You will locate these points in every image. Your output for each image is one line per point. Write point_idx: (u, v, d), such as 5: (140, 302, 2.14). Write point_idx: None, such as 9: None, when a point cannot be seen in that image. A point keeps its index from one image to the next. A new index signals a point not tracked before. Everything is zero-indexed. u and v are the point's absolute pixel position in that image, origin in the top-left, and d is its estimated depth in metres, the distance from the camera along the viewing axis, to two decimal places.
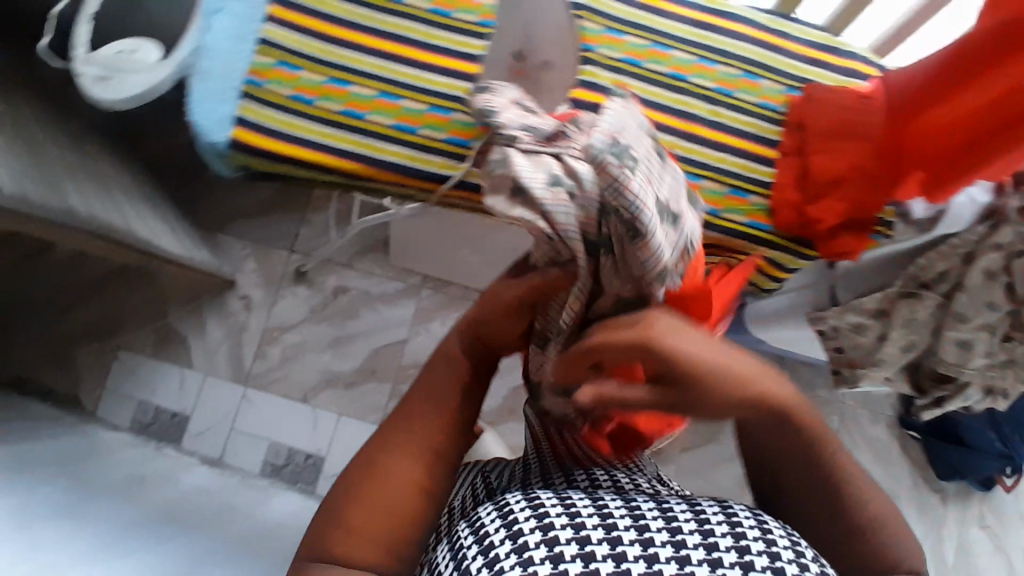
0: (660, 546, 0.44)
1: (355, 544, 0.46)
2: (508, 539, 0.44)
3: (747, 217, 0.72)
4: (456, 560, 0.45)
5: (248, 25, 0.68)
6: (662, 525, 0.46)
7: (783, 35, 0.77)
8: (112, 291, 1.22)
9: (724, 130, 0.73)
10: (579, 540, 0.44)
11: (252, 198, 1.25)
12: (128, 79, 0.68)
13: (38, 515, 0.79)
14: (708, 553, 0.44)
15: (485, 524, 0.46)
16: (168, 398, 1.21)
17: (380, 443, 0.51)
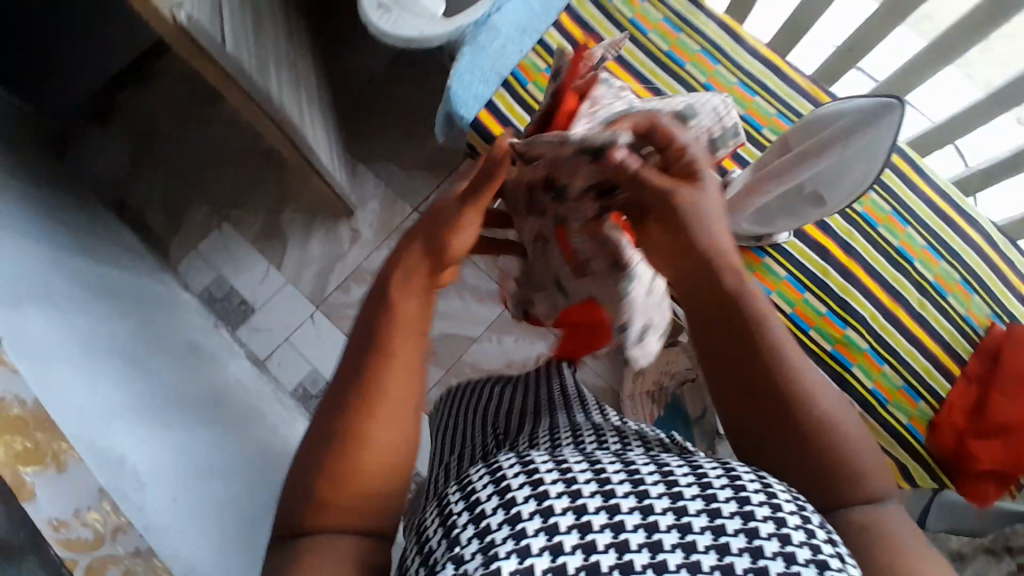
0: (660, 514, 0.30)
1: (342, 515, 0.38)
2: (501, 510, 0.31)
3: (910, 419, 0.77)
4: (440, 519, 0.33)
5: None
6: (661, 488, 0.31)
7: (1004, 256, 0.82)
8: (245, 169, 1.27)
9: (926, 326, 0.78)
10: (576, 509, 0.30)
11: (408, 149, 1.27)
12: (406, 21, 0.68)
13: (93, 343, 0.78)
14: (731, 523, 0.29)
15: (472, 479, 0.34)
16: (246, 285, 1.22)
17: (346, 406, 0.40)
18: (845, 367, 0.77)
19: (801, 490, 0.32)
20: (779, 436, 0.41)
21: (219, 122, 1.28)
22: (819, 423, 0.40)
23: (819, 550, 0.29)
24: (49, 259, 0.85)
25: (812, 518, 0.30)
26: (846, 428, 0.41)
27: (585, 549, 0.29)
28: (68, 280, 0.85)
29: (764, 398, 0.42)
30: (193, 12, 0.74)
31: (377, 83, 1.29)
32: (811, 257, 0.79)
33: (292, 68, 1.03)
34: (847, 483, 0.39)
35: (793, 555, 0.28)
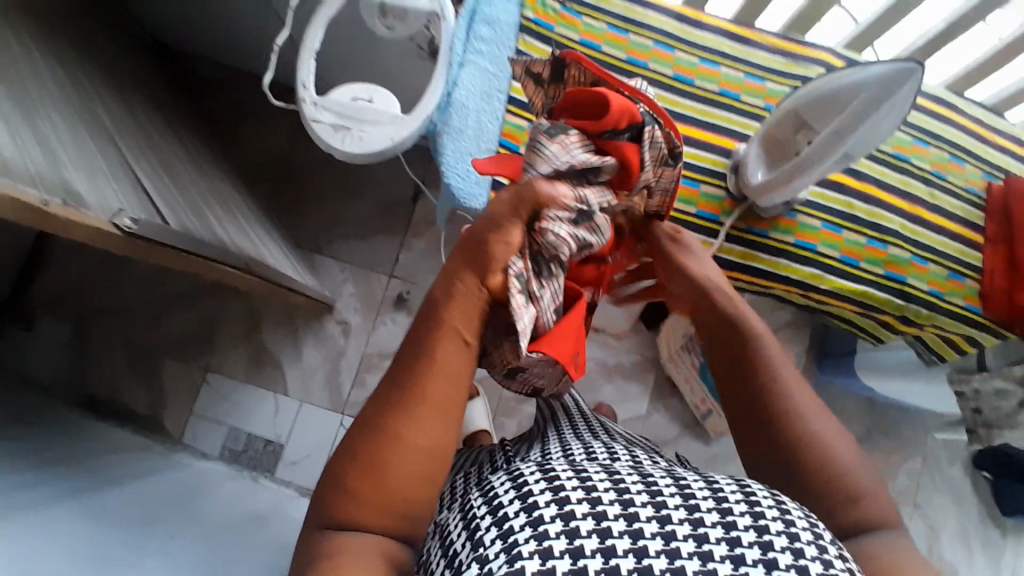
0: (674, 524, 0.37)
1: (374, 515, 0.41)
2: (523, 513, 0.38)
3: (964, 301, 0.72)
4: (469, 528, 0.40)
5: (489, 81, 0.68)
6: (675, 500, 0.39)
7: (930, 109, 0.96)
8: (202, 310, 1.19)
9: (945, 215, 0.72)
10: (596, 515, 0.37)
11: (352, 221, 1.22)
12: (373, 132, 0.63)
13: (190, 569, 0.73)
14: (723, 532, 0.37)
15: (500, 495, 0.40)
16: (262, 426, 1.15)
17: (391, 404, 0.43)
18: (899, 284, 0.71)
19: (799, 511, 0.39)
20: (772, 439, 0.48)
21: (146, 273, 1.18)
22: (811, 438, 0.47)
23: (796, 556, 0.36)
24: (88, 501, 0.78)
25: (794, 525, 0.38)
26: (838, 449, 0.46)
27: (604, 553, 0.36)
28: (119, 509, 0.79)
29: (758, 414, 0.49)
30: (133, 213, 0.65)
31: (294, 170, 1.23)
32: (832, 196, 0.70)
33: (219, 197, 0.96)
34: (842, 504, 0.45)
35: (774, 559, 0.36)
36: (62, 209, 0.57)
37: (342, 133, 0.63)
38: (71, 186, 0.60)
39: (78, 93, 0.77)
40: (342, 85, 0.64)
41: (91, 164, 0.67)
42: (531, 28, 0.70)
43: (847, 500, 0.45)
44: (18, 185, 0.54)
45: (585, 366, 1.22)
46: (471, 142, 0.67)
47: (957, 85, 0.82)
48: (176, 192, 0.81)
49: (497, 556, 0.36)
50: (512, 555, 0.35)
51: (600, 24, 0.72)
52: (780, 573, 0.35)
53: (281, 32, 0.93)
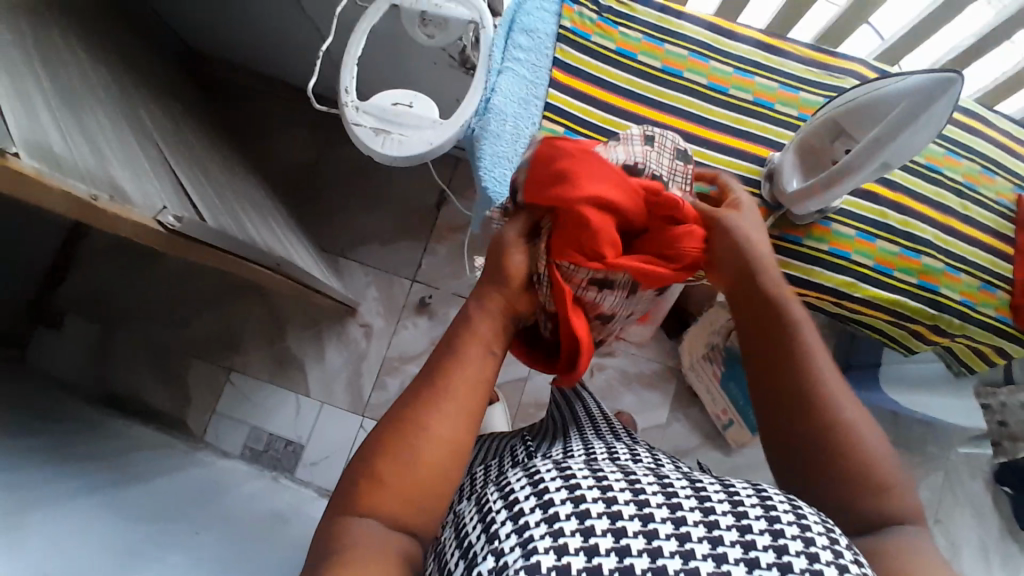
0: (689, 526, 0.36)
1: (394, 508, 0.41)
2: (538, 509, 0.37)
3: (995, 311, 0.72)
4: (484, 521, 0.39)
5: (535, 70, 0.70)
6: (691, 503, 0.38)
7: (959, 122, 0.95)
8: (226, 310, 1.20)
9: (975, 226, 0.73)
10: (611, 515, 0.36)
11: (377, 225, 1.23)
12: (413, 136, 0.63)
13: (216, 566, 0.74)
14: (737, 535, 0.36)
15: (516, 491, 0.40)
16: (283, 427, 1.16)
17: (418, 405, 0.44)
18: (931, 294, 0.71)
19: (813, 517, 0.38)
20: (795, 414, 0.47)
21: (174, 273, 1.20)
22: (840, 426, 0.46)
23: (811, 561, 0.35)
24: (116, 495, 0.78)
25: (807, 531, 0.36)
26: (864, 440, 0.46)
27: (618, 552, 0.35)
28: (145, 505, 0.79)
29: (786, 390, 0.47)
30: (175, 211, 0.66)
31: (320, 174, 1.24)
32: (864, 206, 0.71)
33: (250, 198, 0.97)
34: (855, 495, 0.44)
35: (789, 563, 0.34)
36: (111, 205, 0.58)
37: (381, 134, 0.64)
38: (118, 183, 0.62)
39: (121, 94, 0.79)
40: (384, 91, 0.65)
41: (133, 162, 0.68)
42: (568, 36, 0.71)
43: (869, 489, 0.44)
44: (69, 180, 0.55)
45: (606, 374, 1.22)
46: (509, 146, 0.68)
47: (986, 98, 0.83)
48: (210, 193, 0.82)
49: (513, 551, 0.35)
50: (527, 547, 0.35)
51: (635, 34, 0.73)
52: None
53: (315, 36, 0.95)
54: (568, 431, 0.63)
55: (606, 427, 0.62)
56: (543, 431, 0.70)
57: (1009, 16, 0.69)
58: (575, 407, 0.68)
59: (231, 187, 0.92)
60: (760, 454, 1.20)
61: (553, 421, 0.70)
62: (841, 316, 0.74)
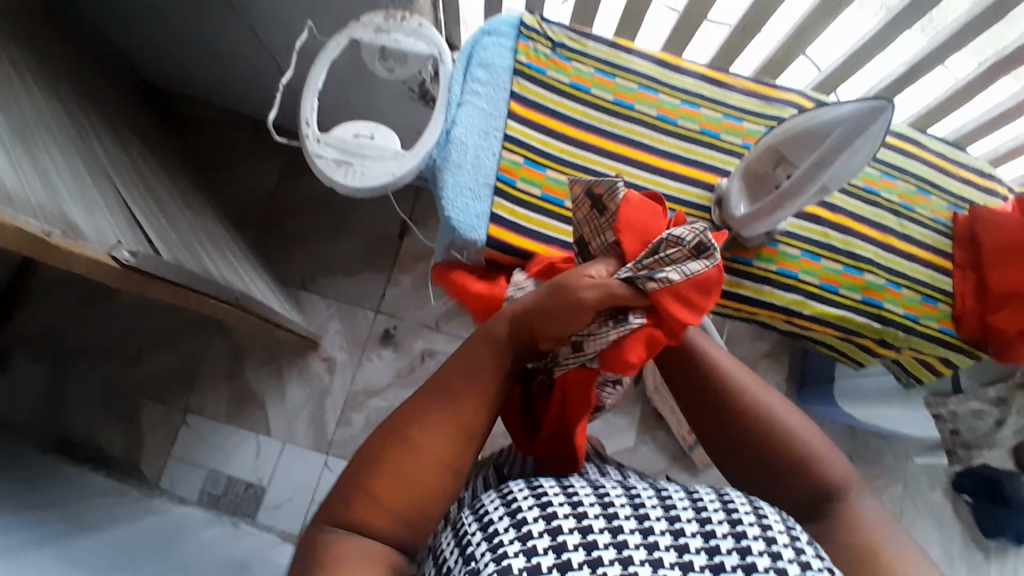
0: (657, 536, 0.37)
1: (375, 520, 0.41)
2: (512, 528, 0.37)
3: (937, 323, 0.76)
4: (459, 542, 0.39)
5: (492, 104, 0.71)
6: (657, 513, 0.38)
7: None
8: (182, 349, 1.17)
9: (914, 243, 0.77)
10: (583, 529, 0.37)
11: (339, 257, 1.22)
12: (375, 167, 0.64)
13: None
14: (702, 541, 0.37)
15: (488, 509, 0.39)
16: (243, 469, 1.12)
17: (411, 412, 0.44)
18: (876, 309, 0.74)
19: (774, 517, 0.39)
20: (737, 431, 0.50)
21: (127, 311, 1.16)
22: (769, 433, 0.49)
23: (774, 560, 0.36)
24: (66, 546, 0.75)
25: (769, 531, 0.37)
26: (795, 435, 0.49)
27: (591, 564, 0.35)
28: (96, 556, 0.76)
29: (718, 412, 0.51)
30: (130, 246, 0.65)
31: (280, 208, 1.23)
32: (808, 226, 0.74)
33: (209, 233, 0.96)
34: (798, 484, 0.48)
35: (753, 564, 0.36)
36: (63, 241, 0.57)
37: (342, 167, 0.64)
38: (70, 219, 0.60)
39: (74, 128, 0.78)
40: (345, 122, 0.66)
41: (87, 197, 0.67)
42: (525, 71, 0.73)
43: (794, 470, 0.48)
44: (20, 216, 0.54)
45: None
46: (471, 178, 0.69)
47: (920, 122, 0.88)
48: (167, 229, 0.81)
49: (488, 567, 0.35)
50: (501, 563, 0.35)
51: (588, 68, 0.75)
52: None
53: (276, 70, 0.95)
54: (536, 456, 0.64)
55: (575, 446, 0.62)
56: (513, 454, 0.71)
57: (935, 47, 0.74)
58: None
59: (189, 222, 0.90)
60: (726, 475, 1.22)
61: None
62: (793, 333, 0.77)
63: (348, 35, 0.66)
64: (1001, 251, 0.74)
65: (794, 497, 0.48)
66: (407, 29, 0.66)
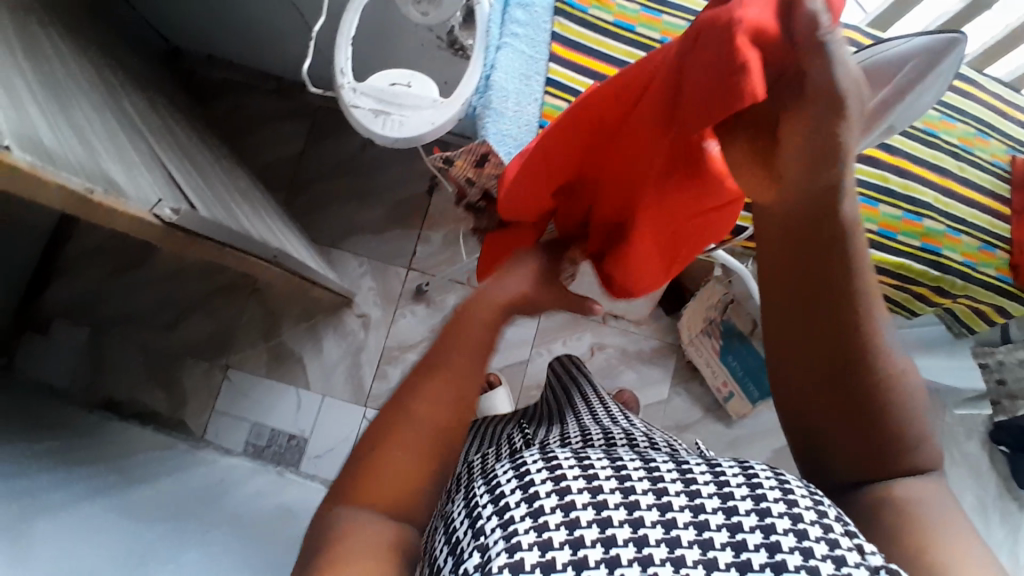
0: (675, 512, 0.35)
1: (387, 500, 0.41)
2: (523, 502, 0.35)
3: (995, 271, 0.73)
4: (468, 511, 0.38)
5: (536, 37, 0.70)
6: (677, 487, 0.36)
7: (1007, 102, 0.77)
8: (218, 307, 1.18)
9: (973, 188, 0.73)
10: (597, 504, 0.35)
11: (369, 213, 1.22)
12: (412, 116, 0.63)
13: (231, 559, 0.73)
14: (723, 519, 0.35)
15: (498, 476, 0.38)
16: (285, 421, 1.15)
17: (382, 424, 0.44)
18: (934, 256, 0.72)
19: (798, 487, 0.37)
20: (833, 361, 0.41)
21: (164, 271, 1.18)
22: (886, 383, 0.40)
23: (800, 538, 0.34)
24: (117, 498, 0.77)
25: (796, 509, 0.35)
26: (914, 400, 0.41)
27: (604, 542, 0.34)
28: (150, 506, 0.78)
29: (827, 341, 0.42)
30: (170, 203, 0.65)
31: (308, 167, 1.22)
32: (866, 170, 0.71)
33: (238, 188, 0.95)
34: (889, 453, 0.40)
35: (776, 543, 0.34)
36: (106, 199, 0.57)
37: (378, 115, 0.63)
38: (109, 175, 0.60)
39: (102, 86, 0.77)
40: (377, 74, 0.65)
41: (123, 154, 0.66)
42: (566, 10, 0.71)
43: (905, 447, 0.40)
44: (63, 173, 0.53)
45: (606, 353, 1.23)
46: (514, 102, 0.66)
47: (977, 61, 0.83)
48: (198, 184, 0.80)
49: (496, 544, 0.34)
50: (512, 541, 0.34)
51: (632, 5, 0.72)
52: (783, 556, 0.33)
53: (301, 22, 0.92)
54: (564, 417, 0.64)
55: (602, 412, 0.61)
56: (540, 413, 0.73)
57: None
58: (576, 388, 0.70)
59: (219, 180, 0.89)
60: (761, 426, 1.22)
61: (546, 397, 0.74)
62: None
63: None
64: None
65: (878, 459, 0.41)
66: None
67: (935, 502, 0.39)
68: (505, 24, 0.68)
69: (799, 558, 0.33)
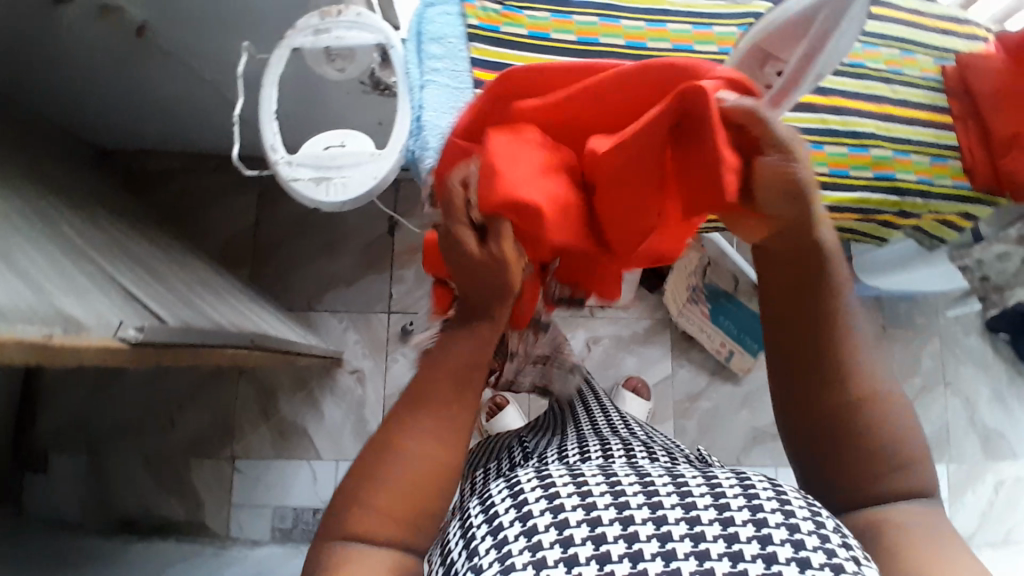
0: (670, 525, 0.38)
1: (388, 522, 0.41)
2: (518, 521, 0.40)
3: (952, 181, 0.74)
4: (465, 535, 0.43)
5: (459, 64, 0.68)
6: (672, 498, 0.39)
7: (921, 14, 0.79)
8: (210, 398, 1.16)
9: (909, 106, 0.74)
10: (591, 522, 0.38)
11: (336, 268, 1.20)
12: (355, 175, 0.62)
13: None
14: (720, 525, 0.38)
15: (496, 502, 0.42)
16: (305, 497, 1.13)
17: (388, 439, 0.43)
18: (889, 182, 0.73)
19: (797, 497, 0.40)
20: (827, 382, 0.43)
21: (147, 377, 1.16)
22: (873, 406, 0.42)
23: (796, 548, 0.37)
24: None
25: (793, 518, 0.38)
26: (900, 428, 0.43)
27: (598, 559, 0.37)
28: None
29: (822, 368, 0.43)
30: (133, 323, 0.63)
31: (266, 237, 1.21)
32: (804, 117, 0.72)
33: (198, 280, 0.93)
34: (875, 473, 0.42)
35: (773, 553, 0.37)
36: (67, 339, 0.55)
37: (320, 182, 0.62)
38: (65, 313, 0.59)
39: (36, 215, 0.74)
40: (312, 138, 0.63)
41: (74, 283, 0.65)
42: (479, 34, 0.70)
43: (894, 470, 0.42)
44: (16, 326, 0.51)
45: (603, 345, 1.23)
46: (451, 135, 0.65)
47: None
48: (156, 291, 0.78)
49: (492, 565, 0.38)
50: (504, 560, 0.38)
51: (543, 14, 0.71)
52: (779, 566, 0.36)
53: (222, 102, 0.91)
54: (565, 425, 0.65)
55: (604, 420, 0.63)
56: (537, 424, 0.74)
57: None
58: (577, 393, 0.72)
59: (176, 278, 0.87)
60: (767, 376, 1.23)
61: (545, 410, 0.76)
62: None
63: (287, 45, 0.65)
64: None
65: (867, 482, 0.42)
66: (346, 22, 0.64)
67: (929, 523, 0.41)
68: (424, 63, 0.68)
69: (794, 568, 0.36)
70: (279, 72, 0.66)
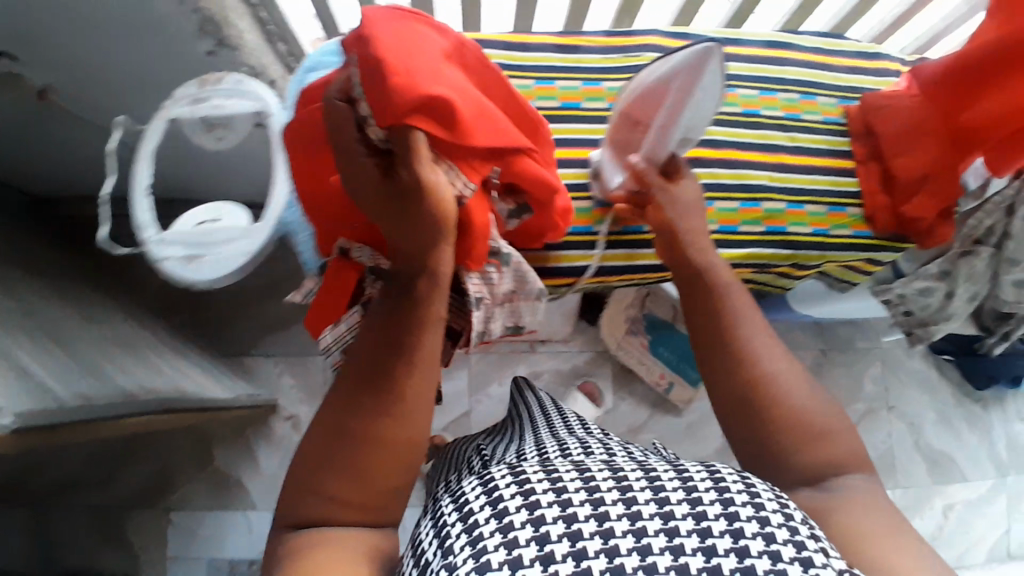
0: (645, 521, 0.36)
1: (353, 508, 0.43)
2: (489, 509, 0.37)
3: (850, 229, 0.74)
4: (439, 536, 0.39)
5: None
6: (646, 495, 0.37)
7: (824, 53, 0.78)
8: (144, 450, 1.13)
9: (807, 153, 0.73)
10: (566, 518, 0.36)
11: (271, 312, 1.19)
12: (226, 253, 0.61)
13: None
14: (693, 524, 0.36)
15: (470, 501, 0.39)
16: (241, 548, 1.11)
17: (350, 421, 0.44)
18: (782, 236, 0.73)
19: (767, 493, 0.38)
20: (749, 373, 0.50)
21: None
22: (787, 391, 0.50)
23: (769, 542, 0.35)
24: None
25: (764, 514, 0.36)
26: (819, 419, 0.49)
27: (575, 556, 0.34)
28: None
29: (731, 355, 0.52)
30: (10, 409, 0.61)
31: None
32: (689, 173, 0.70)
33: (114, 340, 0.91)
34: (811, 456, 0.47)
35: (747, 548, 0.35)
36: None
37: (190, 261, 0.61)
38: None
39: None
40: (182, 214, 0.62)
41: None
42: None
43: (822, 449, 0.48)
44: None
45: (544, 380, 1.22)
46: None
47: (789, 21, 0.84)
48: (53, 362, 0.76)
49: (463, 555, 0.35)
50: (479, 558, 0.35)
51: None
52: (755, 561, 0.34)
53: None
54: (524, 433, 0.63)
55: (575, 421, 0.61)
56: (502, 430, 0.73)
57: None
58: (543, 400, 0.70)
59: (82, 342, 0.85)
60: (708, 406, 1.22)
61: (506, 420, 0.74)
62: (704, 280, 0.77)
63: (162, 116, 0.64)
64: (965, 86, 0.62)
65: (803, 463, 0.47)
66: (224, 91, 0.63)
67: (880, 514, 0.44)
68: None
69: (769, 562, 0.34)
70: (156, 143, 0.65)
